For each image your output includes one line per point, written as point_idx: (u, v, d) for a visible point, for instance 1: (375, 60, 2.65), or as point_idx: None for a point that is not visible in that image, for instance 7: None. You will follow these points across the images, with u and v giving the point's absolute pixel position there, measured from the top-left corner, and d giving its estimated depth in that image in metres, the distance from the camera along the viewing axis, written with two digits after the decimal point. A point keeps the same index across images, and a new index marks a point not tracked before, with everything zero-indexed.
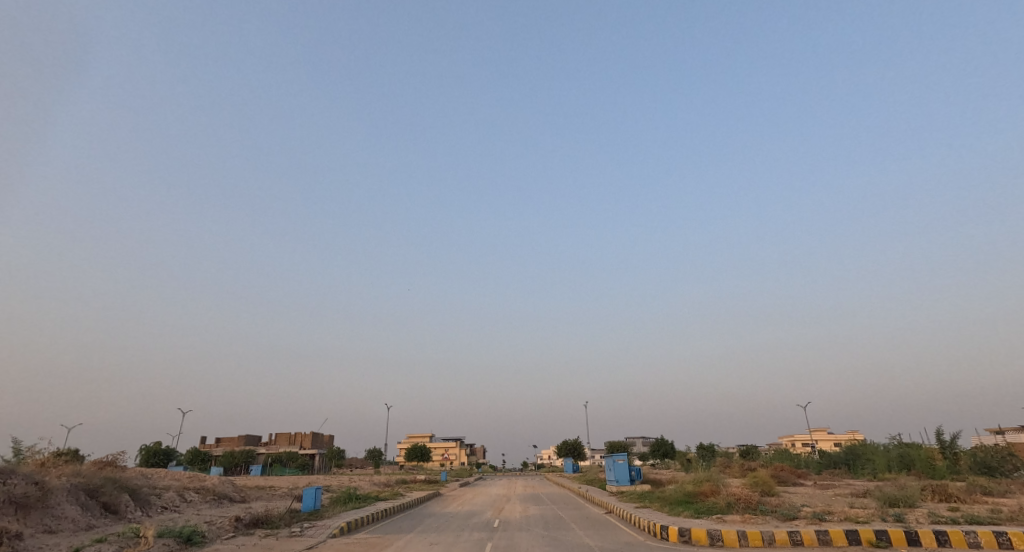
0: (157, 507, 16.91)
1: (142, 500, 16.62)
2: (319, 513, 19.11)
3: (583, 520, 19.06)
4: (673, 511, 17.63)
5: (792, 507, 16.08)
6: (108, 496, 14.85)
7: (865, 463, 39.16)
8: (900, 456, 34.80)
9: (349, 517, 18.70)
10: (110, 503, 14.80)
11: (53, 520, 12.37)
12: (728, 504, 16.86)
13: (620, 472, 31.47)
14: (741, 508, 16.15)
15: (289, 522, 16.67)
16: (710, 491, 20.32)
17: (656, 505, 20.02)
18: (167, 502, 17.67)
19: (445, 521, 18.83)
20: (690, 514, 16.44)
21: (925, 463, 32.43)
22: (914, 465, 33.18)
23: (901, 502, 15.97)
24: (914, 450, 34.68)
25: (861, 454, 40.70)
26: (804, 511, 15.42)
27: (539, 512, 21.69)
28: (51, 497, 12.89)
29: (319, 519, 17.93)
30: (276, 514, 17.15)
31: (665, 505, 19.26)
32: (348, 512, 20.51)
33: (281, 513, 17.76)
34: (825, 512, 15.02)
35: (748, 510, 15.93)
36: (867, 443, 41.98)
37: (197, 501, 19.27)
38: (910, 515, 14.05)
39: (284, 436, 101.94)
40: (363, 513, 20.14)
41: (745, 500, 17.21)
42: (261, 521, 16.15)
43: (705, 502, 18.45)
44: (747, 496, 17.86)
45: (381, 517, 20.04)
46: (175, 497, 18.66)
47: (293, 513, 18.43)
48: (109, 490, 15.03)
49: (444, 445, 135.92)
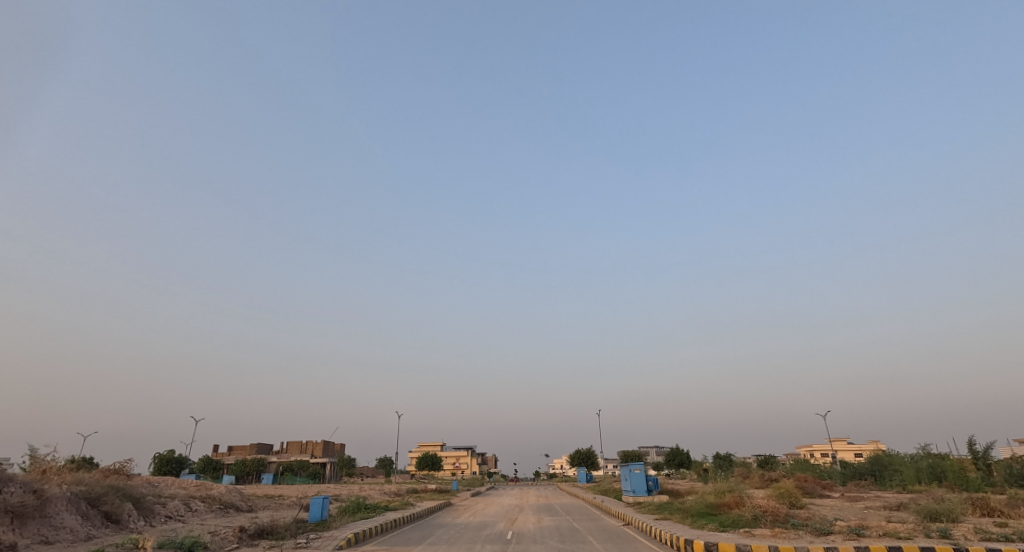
0: (160, 516, 16.47)
1: (145, 510, 16.15)
2: (326, 524, 18.51)
3: (601, 532, 18.22)
4: (695, 524, 16.69)
5: (824, 521, 15.12)
6: (110, 505, 14.41)
7: (892, 474, 37.65)
8: (930, 467, 33.32)
9: (357, 528, 18.05)
10: (112, 513, 14.34)
11: (51, 530, 11.92)
12: (754, 516, 15.97)
13: (636, 482, 30.51)
14: (768, 521, 15.25)
15: (295, 532, 16.11)
16: (733, 503, 19.33)
17: (677, 517, 19.14)
18: (171, 512, 17.22)
19: (456, 533, 18.07)
20: (714, 527, 15.54)
21: (958, 475, 31.02)
22: (946, 476, 31.82)
23: (944, 516, 14.93)
24: (945, 461, 33.24)
25: (888, 465, 39.16)
26: (838, 525, 14.43)
27: (554, 523, 20.86)
28: (50, 506, 12.43)
29: (327, 530, 17.37)
30: (281, 525, 16.54)
31: (687, 517, 18.39)
32: (357, 523, 19.92)
33: (287, 523, 17.19)
34: (862, 526, 14.05)
35: (777, 523, 14.98)
36: (893, 454, 40.40)
37: (202, 510, 18.79)
38: (957, 532, 13.01)
39: (296, 445, 101.61)
40: (371, 523, 19.53)
41: (772, 512, 16.28)
42: (267, 532, 15.58)
43: (730, 514, 17.52)
44: (774, 508, 16.91)
45: (390, 528, 19.47)
46: (180, 505, 18.23)
47: (299, 523, 17.83)
48: (111, 499, 14.59)
49: (456, 453, 134.70)
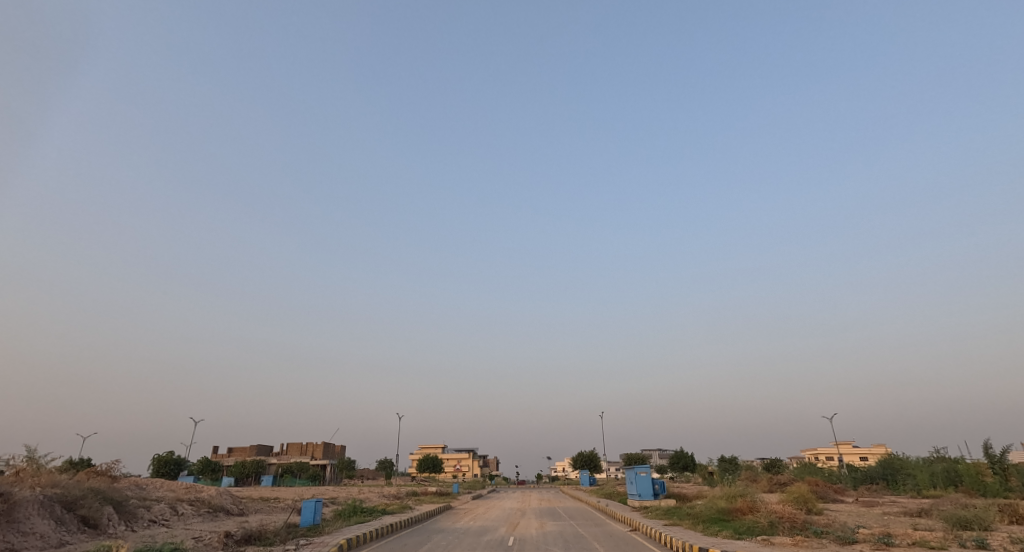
0: (143, 520, 15.62)
1: (127, 513, 15.29)
2: (319, 529, 17.64)
3: (607, 538, 17.24)
4: (708, 531, 15.66)
5: (847, 528, 14.19)
6: (87, 509, 13.58)
7: (905, 478, 36.55)
8: (945, 471, 32.44)
9: (351, 532, 17.26)
10: (89, 517, 13.52)
11: (19, 535, 11.12)
12: (771, 523, 15.03)
13: (642, 485, 29.38)
14: (787, 527, 14.36)
15: (285, 538, 15.26)
16: (747, 508, 18.35)
17: (687, 523, 18.15)
18: (156, 516, 16.40)
19: (454, 539, 17.15)
20: (729, 535, 14.62)
21: (974, 479, 30.11)
22: (962, 481, 30.82)
23: (975, 524, 14.00)
24: (960, 465, 32.23)
25: (900, 469, 37.99)
26: (862, 533, 13.57)
27: (558, 528, 20.01)
28: (18, 511, 11.61)
29: (319, 535, 16.48)
30: (271, 530, 15.71)
31: (698, 523, 17.44)
32: (351, 528, 19.07)
33: (277, 528, 16.35)
34: (888, 535, 13.13)
35: (796, 530, 14.09)
36: (906, 457, 39.24)
37: (189, 514, 17.98)
38: (993, 540, 12.10)
39: (297, 446, 100.73)
40: (366, 528, 18.70)
41: (790, 518, 15.37)
42: (254, 537, 14.71)
43: (743, 520, 16.63)
44: (792, 514, 15.96)
45: (386, 533, 18.59)
46: (166, 509, 17.37)
47: (291, 528, 16.99)
48: (89, 503, 13.79)
49: (457, 456, 133.46)
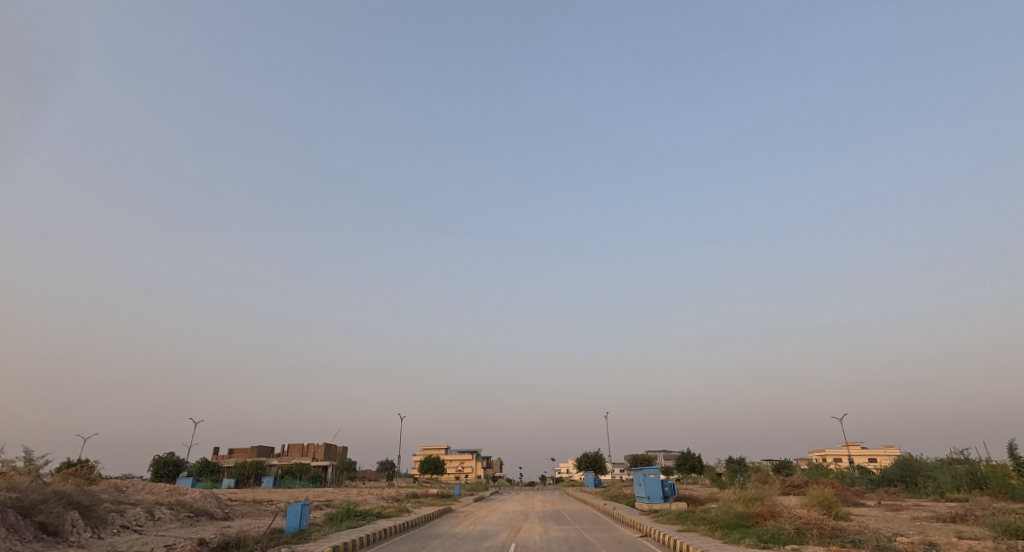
0: (114, 527, 14.42)
1: (95, 519, 14.07)
2: (304, 534, 16.31)
3: (616, 545, 15.76)
4: (728, 538, 14.21)
5: (885, 536, 12.74)
6: (46, 515, 12.37)
7: (925, 481, 34.95)
8: (969, 472, 30.93)
9: (339, 538, 15.95)
10: (48, 523, 12.31)
11: None
12: (796, 530, 13.65)
13: (651, 487, 27.97)
14: (816, 535, 12.93)
15: (267, 545, 13.95)
16: (768, 513, 16.92)
17: (701, 529, 16.67)
18: (129, 521, 15.20)
19: (451, 544, 15.85)
20: (752, 542, 13.19)
21: (1001, 481, 28.65)
22: (988, 483, 29.38)
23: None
24: (985, 467, 30.72)
25: (919, 471, 36.46)
26: (900, 542, 12.17)
27: (563, 533, 18.56)
28: None
29: (304, 542, 15.08)
30: (252, 536, 14.40)
31: (713, 529, 15.97)
32: (341, 533, 17.70)
33: (259, 533, 15.03)
34: (933, 545, 11.69)
35: (828, 539, 12.65)
36: (924, 459, 37.73)
37: (167, 519, 16.70)
38: None
39: (296, 447, 99.79)
40: (357, 533, 17.41)
41: (818, 525, 13.93)
42: (232, 544, 13.40)
43: (765, 526, 15.22)
44: (818, 519, 14.60)
45: (379, 539, 17.27)
46: (141, 513, 16.16)
47: (273, 533, 15.68)
48: (49, 508, 12.57)
49: (460, 456, 132.48)
